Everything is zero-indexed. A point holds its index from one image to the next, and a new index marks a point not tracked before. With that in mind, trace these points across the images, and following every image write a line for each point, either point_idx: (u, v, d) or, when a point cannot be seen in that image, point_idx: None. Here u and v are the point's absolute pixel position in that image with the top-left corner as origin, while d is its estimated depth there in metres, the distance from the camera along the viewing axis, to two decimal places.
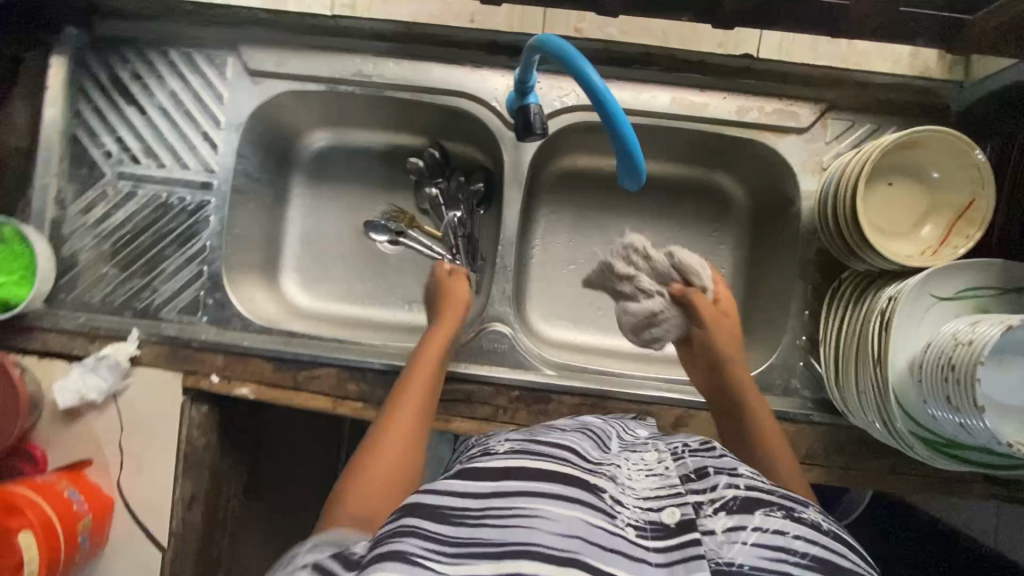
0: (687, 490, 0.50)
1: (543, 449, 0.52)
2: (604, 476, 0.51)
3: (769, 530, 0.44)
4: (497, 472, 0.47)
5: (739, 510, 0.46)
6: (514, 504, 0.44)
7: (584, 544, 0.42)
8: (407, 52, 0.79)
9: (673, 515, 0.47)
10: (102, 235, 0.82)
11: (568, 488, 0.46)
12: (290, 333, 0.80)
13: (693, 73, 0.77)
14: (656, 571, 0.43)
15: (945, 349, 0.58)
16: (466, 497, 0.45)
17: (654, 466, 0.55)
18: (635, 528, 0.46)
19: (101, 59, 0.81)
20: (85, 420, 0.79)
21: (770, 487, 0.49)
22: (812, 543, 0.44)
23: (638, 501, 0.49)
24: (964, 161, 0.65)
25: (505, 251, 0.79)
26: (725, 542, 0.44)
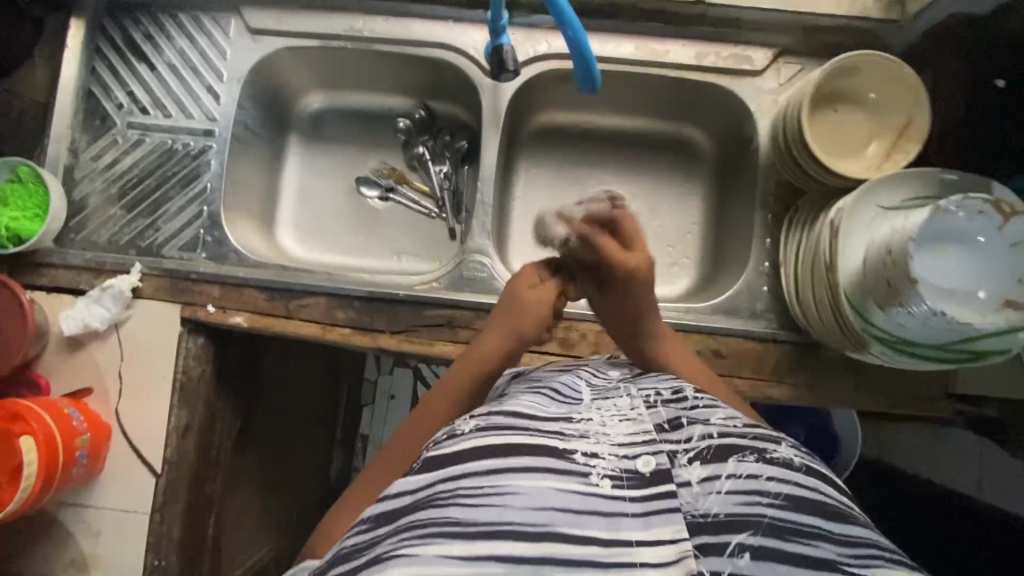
0: (660, 437, 0.54)
1: (515, 416, 0.55)
2: (575, 434, 0.54)
3: (743, 476, 0.50)
4: (469, 455, 0.51)
5: (713, 460, 0.51)
6: (486, 483, 0.49)
7: (558, 514, 0.47)
8: (392, 11, 0.87)
9: (648, 463, 0.51)
10: (110, 180, 0.88)
11: (540, 459, 0.50)
12: (283, 267, 0.85)
13: (654, 22, 0.84)
14: (633, 522, 0.47)
15: (884, 241, 0.62)
16: (445, 480, 0.50)
17: (628, 411, 0.58)
18: (610, 479, 0.49)
19: (117, 22, 0.90)
20: (88, 349, 0.83)
21: (744, 429, 0.55)
22: (783, 483, 0.50)
23: (614, 448, 0.52)
24: (899, 81, 0.71)
25: (484, 188, 0.86)
26: (701, 494, 0.49)
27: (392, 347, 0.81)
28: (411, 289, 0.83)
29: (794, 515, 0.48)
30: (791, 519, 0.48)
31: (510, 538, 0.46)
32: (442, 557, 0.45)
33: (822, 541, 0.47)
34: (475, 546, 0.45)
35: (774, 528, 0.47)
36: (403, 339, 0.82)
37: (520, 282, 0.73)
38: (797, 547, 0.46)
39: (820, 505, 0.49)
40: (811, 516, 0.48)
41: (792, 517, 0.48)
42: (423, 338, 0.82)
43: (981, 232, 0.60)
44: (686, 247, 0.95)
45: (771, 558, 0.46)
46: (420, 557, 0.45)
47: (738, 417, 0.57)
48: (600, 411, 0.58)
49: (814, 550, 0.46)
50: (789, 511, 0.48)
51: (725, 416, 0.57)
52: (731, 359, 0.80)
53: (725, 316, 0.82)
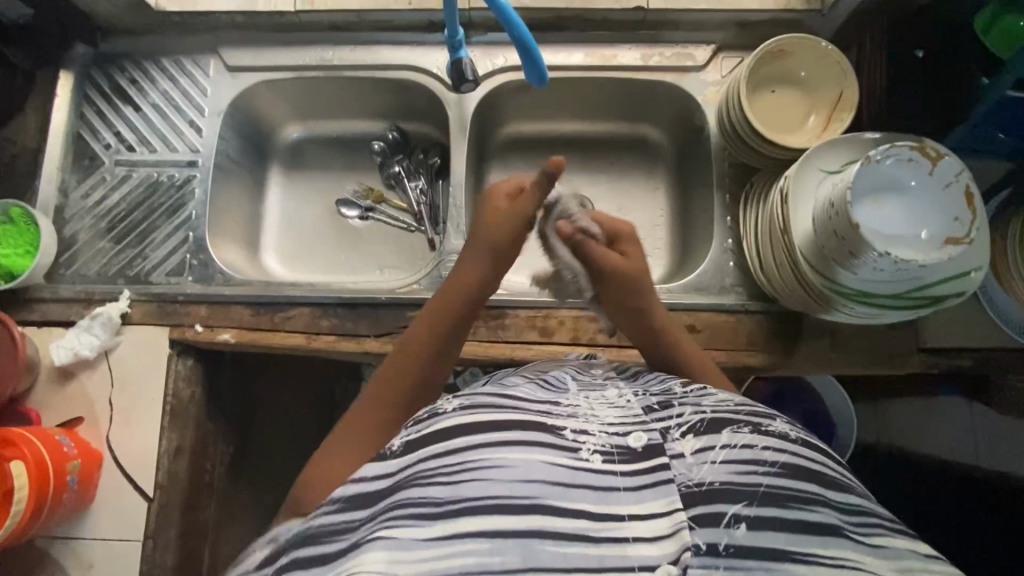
0: (650, 417, 0.50)
1: (497, 398, 0.52)
2: (563, 414, 0.51)
3: (737, 445, 0.47)
4: (450, 431, 0.48)
5: (706, 432, 0.48)
6: (466, 458, 0.46)
7: (546, 487, 0.44)
8: (359, 40, 0.95)
9: (640, 439, 0.48)
10: (99, 216, 0.92)
11: (524, 430, 0.47)
12: (268, 283, 0.88)
13: (600, 31, 0.92)
14: (626, 496, 0.44)
15: (828, 197, 0.66)
16: (424, 459, 0.47)
17: (617, 400, 0.54)
18: (601, 454, 0.47)
19: (104, 71, 0.96)
20: (78, 379, 0.85)
21: (736, 406, 0.51)
22: (780, 452, 0.47)
23: (604, 427, 0.49)
24: (826, 59, 0.79)
25: (456, 192, 0.91)
26: (694, 464, 0.46)
27: (379, 350, 0.84)
28: (392, 293, 0.85)
29: (790, 483, 0.45)
30: (787, 487, 0.45)
31: (499, 512, 0.43)
32: (418, 539, 0.42)
33: (823, 508, 0.45)
34: (459, 524, 0.43)
35: (771, 496, 0.44)
36: (388, 341, 0.84)
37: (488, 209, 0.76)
38: (796, 514, 0.44)
39: (817, 473, 0.47)
40: (808, 484, 0.45)
41: (789, 485, 0.45)
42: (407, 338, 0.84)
43: (912, 177, 0.65)
44: (656, 240, 0.99)
45: (769, 527, 0.43)
46: (398, 539, 0.42)
47: (731, 399, 0.54)
48: (587, 398, 0.55)
49: (813, 516, 0.44)
50: (785, 479, 0.45)
51: (719, 399, 0.54)
52: (707, 332, 0.82)
53: (696, 292, 0.85)
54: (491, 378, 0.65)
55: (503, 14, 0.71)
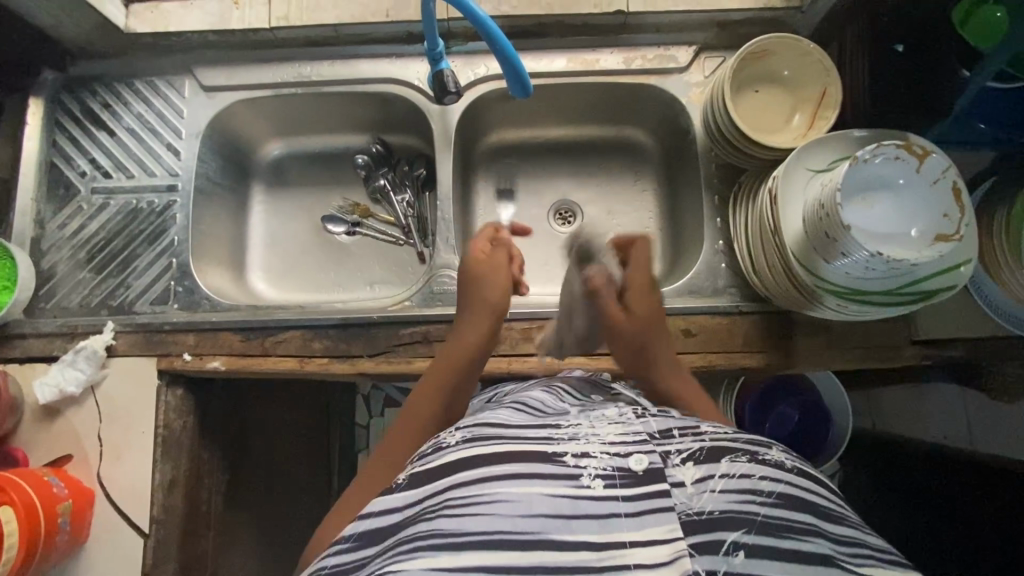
0: (652, 440, 0.50)
1: (498, 429, 0.53)
2: (563, 439, 0.51)
3: (735, 475, 0.47)
4: (456, 465, 0.49)
5: (705, 460, 0.48)
6: (472, 492, 0.45)
7: (548, 520, 0.44)
8: (338, 54, 0.92)
9: (641, 462, 0.47)
10: (78, 245, 0.90)
11: (526, 465, 0.47)
12: (255, 307, 0.86)
13: (582, 36, 0.91)
14: (628, 522, 0.44)
15: (819, 197, 0.66)
16: (433, 494, 0.47)
17: (618, 418, 0.55)
18: (603, 478, 0.46)
19: (75, 96, 0.93)
20: (66, 416, 0.83)
21: (735, 435, 0.52)
22: (777, 482, 0.47)
23: (605, 447, 0.49)
24: (808, 58, 0.79)
25: (445, 205, 0.90)
26: (695, 493, 0.46)
27: (373, 370, 0.82)
28: (384, 310, 0.83)
29: (787, 513, 0.45)
30: (784, 517, 0.45)
31: (503, 546, 0.42)
32: (430, 570, 0.41)
33: (816, 538, 0.44)
34: (462, 559, 0.42)
35: (767, 526, 0.44)
36: (383, 360, 0.82)
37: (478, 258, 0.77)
38: (792, 544, 0.43)
39: (812, 504, 0.47)
40: (803, 514, 0.46)
41: (785, 515, 0.45)
42: (402, 357, 0.82)
43: (901, 175, 0.65)
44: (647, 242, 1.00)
45: (766, 555, 0.43)
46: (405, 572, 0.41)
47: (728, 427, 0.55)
48: (588, 418, 0.56)
49: (809, 546, 0.43)
50: (781, 509, 0.45)
51: (716, 425, 0.54)
52: (702, 336, 0.82)
53: (689, 295, 0.85)
54: (492, 404, 0.66)
55: (483, 26, 0.71)
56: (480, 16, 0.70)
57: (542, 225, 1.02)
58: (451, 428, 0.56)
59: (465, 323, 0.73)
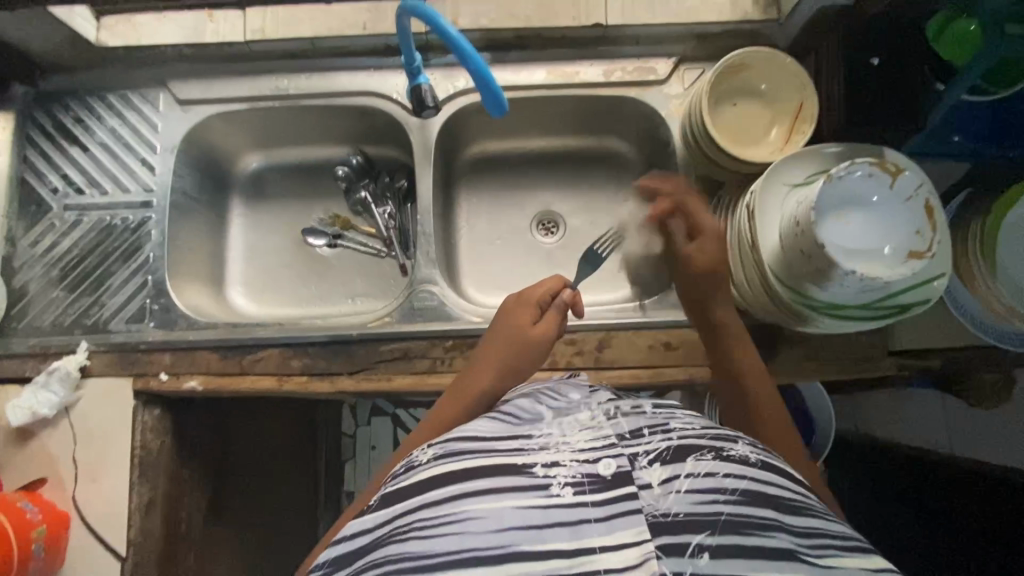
0: (621, 442, 0.50)
1: (471, 440, 0.51)
2: (534, 449, 0.50)
3: (700, 474, 0.47)
4: (426, 483, 0.48)
5: (672, 459, 0.48)
6: (441, 511, 0.45)
7: (517, 533, 0.43)
8: (316, 66, 0.91)
9: (610, 466, 0.48)
10: (50, 263, 0.88)
11: (495, 480, 0.46)
12: (232, 325, 0.85)
13: (562, 48, 0.90)
14: (597, 527, 0.44)
15: (794, 215, 0.67)
16: (403, 514, 0.47)
17: (589, 423, 0.54)
18: (571, 486, 0.46)
19: (47, 110, 0.91)
20: (39, 438, 0.81)
21: (701, 431, 0.53)
22: (740, 479, 0.47)
23: (576, 454, 0.49)
24: (787, 71, 0.79)
25: (425, 219, 0.89)
26: (661, 494, 0.46)
27: (353, 389, 0.81)
28: (364, 328, 0.83)
29: (751, 509, 0.45)
30: (748, 513, 0.45)
31: (472, 565, 0.42)
32: None
33: (780, 533, 0.44)
34: None
35: (732, 523, 0.44)
36: (362, 378, 0.82)
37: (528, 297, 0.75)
38: (755, 540, 0.43)
39: (776, 498, 0.47)
40: (766, 509, 0.46)
41: (749, 511, 0.45)
42: (382, 374, 0.82)
43: (875, 193, 0.65)
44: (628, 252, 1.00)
45: (730, 553, 0.42)
46: None
47: (696, 421, 0.56)
48: (562, 424, 0.54)
49: (772, 541, 0.44)
50: (745, 505, 0.45)
51: (684, 421, 0.55)
52: (683, 349, 0.82)
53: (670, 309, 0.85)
54: None
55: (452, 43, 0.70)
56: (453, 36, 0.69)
57: (525, 236, 1.02)
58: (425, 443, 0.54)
59: (486, 353, 0.72)
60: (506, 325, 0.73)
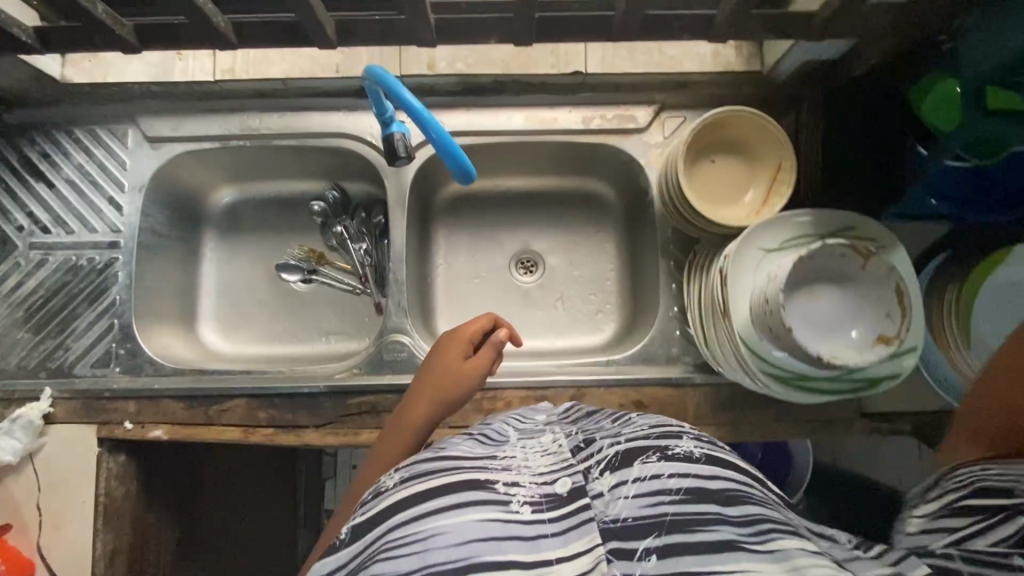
0: (576, 460, 0.52)
1: (434, 462, 0.51)
2: (497, 467, 0.51)
3: (646, 476, 0.47)
4: (390, 509, 0.47)
5: (620, 465, 0.49)
6: (406, 536, 0.44)
7: (479, 544, 0.43)
8: (287, 106, 0.89)
9: (566, 484, 0.49)
10: (16, 303, 0.87)
11: (457, 496, 0.46)
12: (199, 371, 0.84)
13: (540, 93, 0.88)
14: (553, 541, 0.44)
15: (765, 288, 0.66)
16: (374, 541, 0.45)
17: (551, 446, 0.57)
18: (530, 505, 0.47)
19: (12, 145, 0.89)
20: (1, 485, 0.80)
21: (649, 432, 0.53)
22: (684, 477, 0.47)
23: (535, 477, 0.50)
24: (767, 130, 0.77)
25: (397, 266, 0.88)
26: (611, 500, 0.47)
27: (319, 441, 0.81)
28: (331, 380, 0.82)
29: (695, 507, 0.45)
30: (692, 510, 0.44)
31: None
32: None
33: (722, 525, 0.43)
34: None
35: (677, 523, 0.44)
36: (329, 432, 0.81)
37: (460, 336, 0.75)
38: (700, 536, 0.43)
39: (722, 492, 0.46)
40: (711, 504, 0.45)
41: (693, 509, 0.44)
42: (350, 429, 0.81)
43: (847, 267, 0.64)
44: (606, 295, 0.99)
45: (679, 552, 0.42)
46: None
47: (649, 422, 0.56)
48: (524, 448, 0.56)
49: (716, 535, 0.43)
50: (689, 504, 0.45)
51: (637, 426, 0.56)
52: (652, 407, 0.82)
53: (643, 364, 0.85)
54: None
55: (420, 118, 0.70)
56: (421, 114, 0.69)
57: (503, 275, 1.01)
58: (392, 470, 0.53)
59: (420, 392, 0.73)
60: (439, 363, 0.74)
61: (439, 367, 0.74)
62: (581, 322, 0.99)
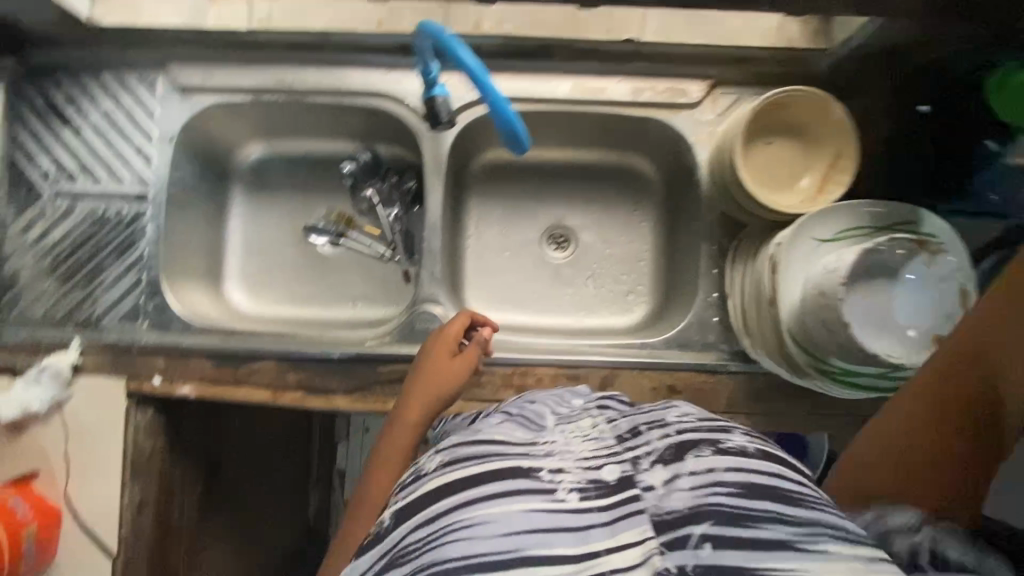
0: (622, 448, 0.49)
1: (478, 446, 0.50)
2: (540, 454, 0.49)
3: (700, 470, 0.43)
4: (435, 494, 0.46)
5: (672, 459, 0.46)
6: (450, 521, 0.43)
7: (526, 537, 0.41)
8: (324, 60, 0.85)
9: (613, 472, 0.46)
10: (42, 252, 0.85)
11: (503, 484, 0.45)
12: (229, 331, 0.84)
13: (588, 61, 0.84)
14: (602, 532, 0.42)
15: (820, 281, 0.64)
16: (419, 525, 0.45)
17: (591, 431, 0.54)
18: (577, 492, 0.44)
19: (36, 87, 0.86)
20: (30, 433, 0.80)
21: (697, 424, 0.50)
22: (740, 471, 0.43)
23: (579, 462, 0.48)
24: (829, 114, 0.73)
25: (431, 236, 0.85)
26: (664, 493, 0.43)
27: (347, 408, 0.81)
28: (362, 347, 0.81)
29: (751, 502, 0.41)
30: (747, 506, 0.40)
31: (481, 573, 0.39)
32: None
33: (776, 523, 0.39)
34: None
35: (730, 515, 0.40)
36: (359, 398, 0.81)
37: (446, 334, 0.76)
38: (752, 532, 0.39)
39: (777, 489, 0.42)
40: (766, 501, 0.41)
41: (749, 504, 0.40)
42: (379, 397, 0.80)
43: (912, 270, 0.63)
44: (639, 275, 0.97)
45: (731, 545, 0.38)
46: None
47: (694, 414, 0.53)
48: (564, 432, 0.54)
49: (768, 533, 0.39)
50: (743, 499, 0.41)
51: (681, 416, 0.53)
52: (686, 393, 0.81)
53: (678, 349, 0.83)
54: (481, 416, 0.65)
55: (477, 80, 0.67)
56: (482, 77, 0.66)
57: (534, 249, 0.98)
58: (433, 451, 0.53)
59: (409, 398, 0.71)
60: (432, 362, 0.74)
61: (429, 368, 0.73)
62: (612, 303, 0.97)
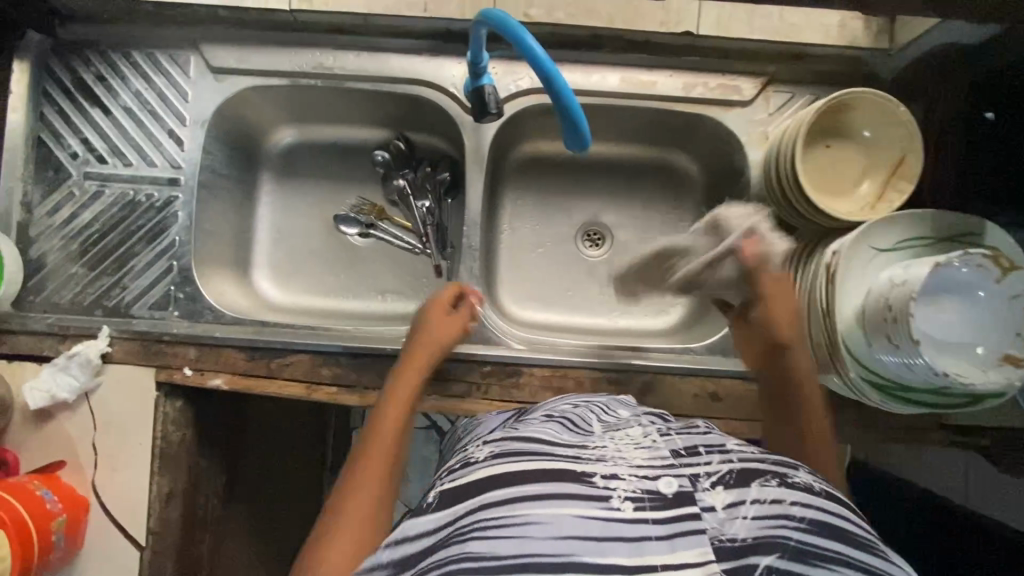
0: (679, 461, 0.45)
1: (528, 442, 0.46)
2: (591, 458, 0.45)
3: (767, 500, 0.42)
4: (485, 483, 0.43)
5: (736, 484, 0.43)
6: (501, 513, 0.40)
7: (577, 543, 0.38)
8: (366, 45, 0.82)
9: (670, 484, 0.42)
10: (70, 235, 0.83)
11: (558, 484, 0.41)
12: (262, 323, 0.82)
13: (638, 53, 0.81)
14: (658, 546, 0.39)
15: (883, 292, 0.62)
16: (464, 514, 0.41)
17: (643, 439, 0.49)
18: (632, 501, 0.41)
19: (66, 64, 0.83)
20: (57, 421, 0.78)
21: (760, 457, 0.47)
22: (810, 507, 0.42)
23: (634, 469, 0.44)
24: (892, 117, 0.71)
25: (471, 232, 0.83)
26: (726, 518, 0.41)
27: None
28: (399, 343, 0.79)
29: (821, 542, 0.40)
30: (815, 546, 0.39)
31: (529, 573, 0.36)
32: None
33: (846, 569, 0.39)
34: None
35: (798, 552, 0.39)
36: None
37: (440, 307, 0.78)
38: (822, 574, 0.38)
39: (843, 531, 0.41)
40: (835, 544, 0.40)
41: (819, 544, 0.40)
42: None
43: (982, 288, 0.61)
44: None
45: None
46: None
47: (749, 447, 0.50)
48: (613, 438, 0.49)
49: None
50: (813, 538, 0.40)
51: (739, 445, 0.50)
52: (728, 401, 0.79)
53: (720, 355, 0.81)
54: (518, 417, 0.62)
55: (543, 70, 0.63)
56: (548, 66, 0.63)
57: (570, 246, 0.96)
58: (479, 442, 0.50)
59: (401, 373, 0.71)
60: (420, 334, 0.75)
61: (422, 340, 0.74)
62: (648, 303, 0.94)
